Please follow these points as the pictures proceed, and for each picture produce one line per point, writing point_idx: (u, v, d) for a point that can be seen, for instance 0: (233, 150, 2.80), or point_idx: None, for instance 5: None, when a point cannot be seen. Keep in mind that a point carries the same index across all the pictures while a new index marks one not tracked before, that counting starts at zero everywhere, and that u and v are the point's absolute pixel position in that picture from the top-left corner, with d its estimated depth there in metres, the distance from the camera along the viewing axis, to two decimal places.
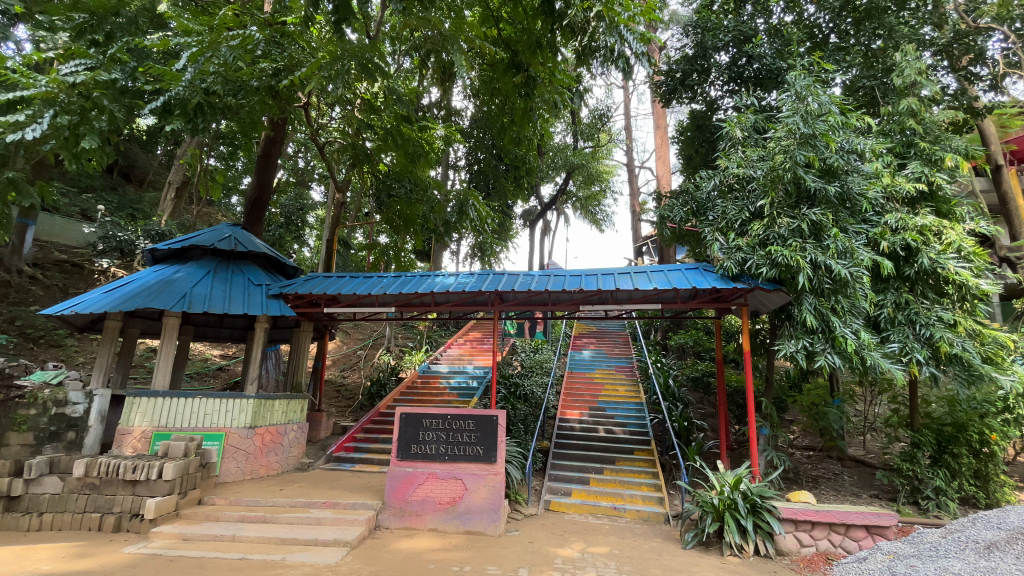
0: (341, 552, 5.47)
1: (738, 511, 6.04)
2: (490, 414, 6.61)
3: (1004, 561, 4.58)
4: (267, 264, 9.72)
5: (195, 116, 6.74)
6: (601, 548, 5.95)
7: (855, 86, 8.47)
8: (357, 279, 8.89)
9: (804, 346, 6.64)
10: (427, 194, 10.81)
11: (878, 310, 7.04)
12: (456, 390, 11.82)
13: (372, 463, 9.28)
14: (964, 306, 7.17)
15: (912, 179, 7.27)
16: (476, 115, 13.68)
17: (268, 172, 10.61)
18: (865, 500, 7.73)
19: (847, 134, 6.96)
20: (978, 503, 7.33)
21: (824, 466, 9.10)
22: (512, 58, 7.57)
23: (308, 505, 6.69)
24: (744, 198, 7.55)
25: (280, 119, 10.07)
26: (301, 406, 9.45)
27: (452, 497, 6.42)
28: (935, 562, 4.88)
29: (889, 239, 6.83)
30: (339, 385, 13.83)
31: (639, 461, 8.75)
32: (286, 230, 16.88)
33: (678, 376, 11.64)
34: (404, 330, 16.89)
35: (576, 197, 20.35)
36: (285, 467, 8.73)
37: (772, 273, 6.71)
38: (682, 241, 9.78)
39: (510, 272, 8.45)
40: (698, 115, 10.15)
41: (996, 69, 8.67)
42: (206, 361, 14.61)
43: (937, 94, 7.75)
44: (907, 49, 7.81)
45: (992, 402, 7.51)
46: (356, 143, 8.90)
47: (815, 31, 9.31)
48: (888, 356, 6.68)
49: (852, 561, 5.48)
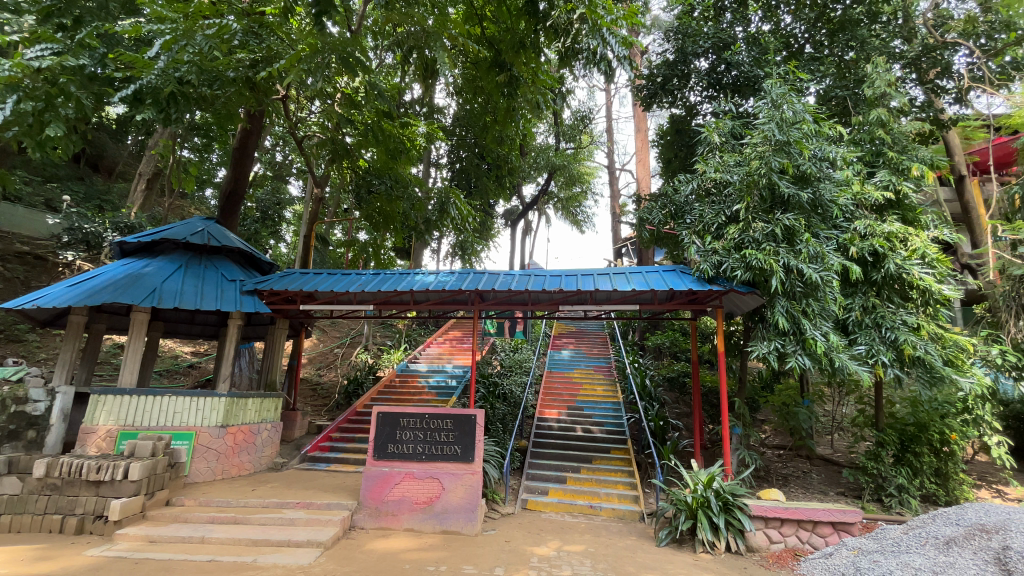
0: (315, 553, 5.39)
1: (711, 509, 6.16)
2: (470, 413, 6.60)
3: (961, 555, 4.85)
4: (242, 260, 9.49)
5: (168, 106, 6.58)
6: (577, 546, 6.00)
7: (828, 95, 8.72)
8: (335, 276, 8.71)
9: (776, 347, 6.81)
10: (408, 190, 10.71)
11: (847, 313, 7.27)
12: (435, 389, 11.74)
13: (349, 463, 9.15)
14: (928, 310, 7.40)
15: (881, 187, 7.48)
16: (458, 113, 13.63)
17: (245, 165, 10.39)
18: (832, 497, 7.96)
19: (819, 142, 7.18)
20: (937, 500, 7.60)
21: (793, 464, 9.32)
22: (496, 57, 7.59)
23: (281, 505, 6.57)
24: (721, 202, 7.69)
25: (257, 111, 9.85)
26: (276, 404, 9.24)
27: (429, 497, 6.38)
28: (897, 556, 5.12)
29: (859, 244, 7.04)
30: (314, 384, 13.63)
31: (616, 459, 8.85)
32: (262, 224, 16.62)
33: (655, 376, 11.76)
34: (383, 329, 16.77)
35: (557, 198, 20.43)
36: (258, 467, 8.54)
37: (747, 276, 6.86)
38: (661, 243, 9.92)
39: (490, 272, 8.42)
40: (677, 120, 10.35)
41: (961, 83, 8.96)
42: (177, 357, 14.28)
43: (905, 105, 8.00)
44: (877, 61, 8.07)
45: (951, 403, 7.79)
46: (335, 138, 8.76)
47: (791, 41, 9.68)
48: (855, 357, 6.89)
49: (819, 557, 5.70)
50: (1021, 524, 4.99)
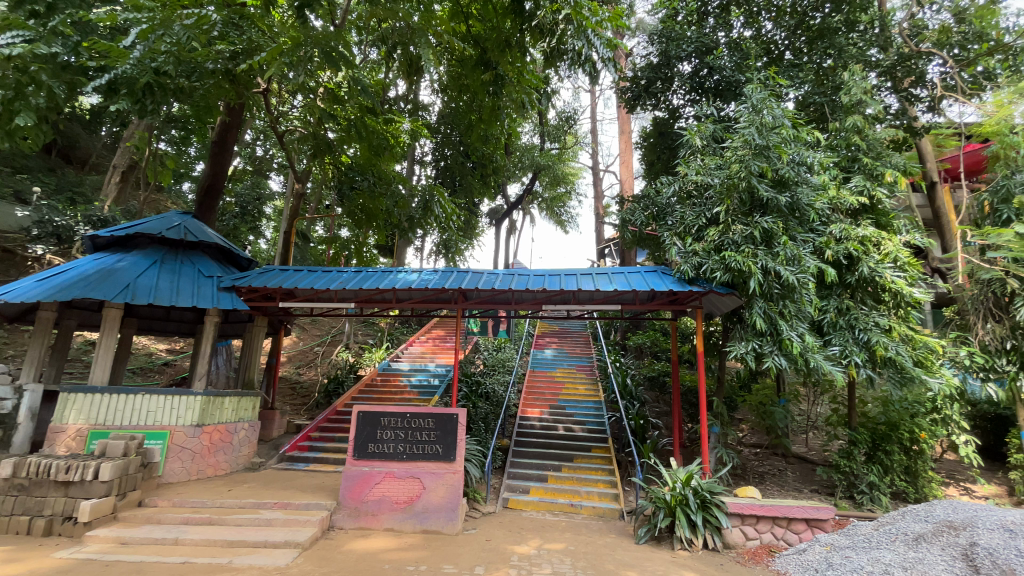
0: (292, 553, 5.32)
1: (689, 506, 6.25)
2: (451, 412, 6.58)
3: (929, 551, 5.01)
4: (220, 255, 9.29)
5: (144, 97, 6.49)
6: (557, 544, 6.03)
7: (807, 101, 8.94)
8: (316, 273, 8.60)
9: (753, 348, 6.94)
10: (391, 188, 10.60)
11: (822, 315, 7.43)
12: (417, 388, 11.66)
13: (328, 463, 9.05)
14: (899, 313, 7.59)
15: (856, 192, 7.66)
16: (443, 110, 13.56)
17: (224, 159, 10.18)
18: (806, 495, 8.14)
19: (797, 147, 7.31)
20: (907, 497, 7.80)
21: (770, 462, 9.50)
22: (482, 55, 7.63)
23: (258, 505, 6.46)
24: (702, 204, 7.80)
25: (237, 105, 9.63)
26: (254, 403, 9.09)
27: (409, 496, 6.34)
28: (868, 552, 5.29)
29: (834, 247, 7.21)
30: (294, 382, 13.43)
31: (597, 457, 8.92)
32: (241, 220, 16.33)
33: (636, 375, 11.87)
34: (364, 328, 16.61)
35: (541, 198, 20.48)
36: (234, 466, 8.39)
37: (726, 277, 6.97)
38: (643, 244, 10.04)
39: (474, 270, 8.41)
40: (660, 122, 10.46)
41: (934, 92, 9.21)
42: (151, 355, 13.94)
43: (880, 113, 8.20)
44: (854, 69, 8.26)
45: (921, 403, 8.01)
46: (318, 133, 8.63)
47: (772, 47, 9.89)
48: (830, 358, 7.05)
49: (793, 553, 5.86)
50: (987, 520, 5.18)
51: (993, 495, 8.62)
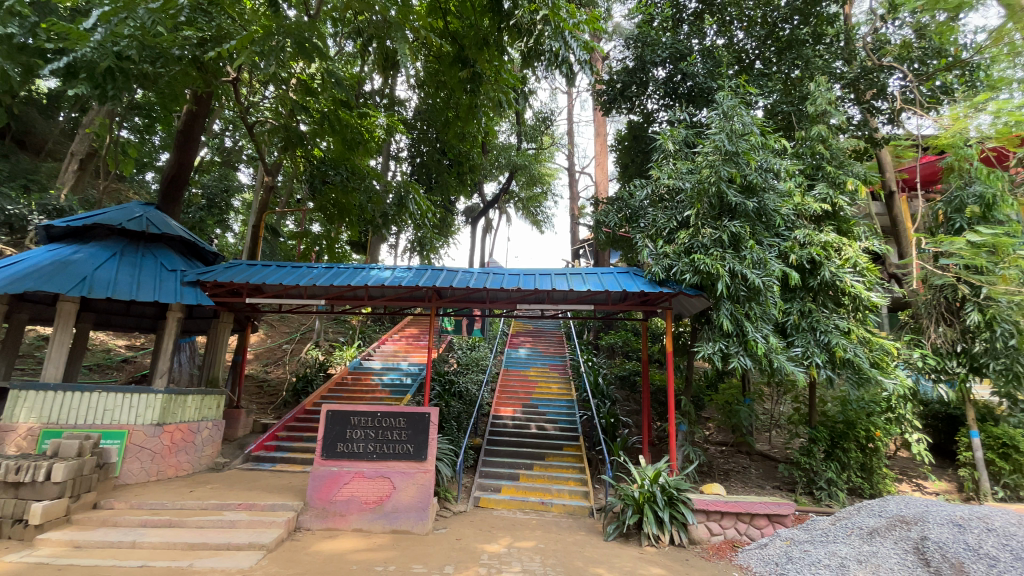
0: (257, 555, 5.19)
1: (657, 503, 6.38)
2: (423, 411, 6.54)
3: (883, 545, 5.25)
4: (184, 249, 8.96)
5: (105, 82, 6.13)
6: (527, 542, 6.06)
7: (774, 110, 9.23)
8: (285, 269, 8.40)
9: (720, 348, 7.12)
10: (365, 183, 10.40)
11: (786, 317, 7.67)
12: (388, 387, 11.53)
13: (295, 463, 8.88)
14: (857, 316, 7.88)
15: (819, 200, 7.93)
16: (419, 106, 13.43)
17: (189, 150, 9.82)
18: (769, 491, 8.40)
19: (765, 154, 7.54)
20: (863, 493, 8.11)
21: (735, 460, 9.75)
22: (459, 52, 7.58)
23: (221, 506, 6.29)
24: (673, 208, 7.97)
25: (204, 94, 9.26)
26: (218, 401, 8.82)
27: (379, 496, 6.27)
28: (825, 546, 5.51)
29: (798, 252, 7.45)
30: (261, 380, 13.12)
31: (568, 456, 9.01)
32: (207, 212, 15.86)
33: (607, 375, 12.03)
34: (335, 325, 16.33)
35: (518, 198, 20.54)
36: (196, 467, 8.14)
37: (695, 280, 7.14)
38: (616, 246, 10.17)
39: (449, 269, 8.38)
40: (635, 126, 10.62)
41: (894, 105, 9.59)
42: (109, 351, 13.37)
43: (843, 123, 8.51)
44: (819, 80, 8.55)
45: (877, 402, 8.36)
46: (289, 125, 8.41)
47: (743, 56, 10.17)
48: (792, 359, 7.28)
49: (755, 547, 6.05)
50: (935, 515, 5.44)
51: (943, 491, 9.04)
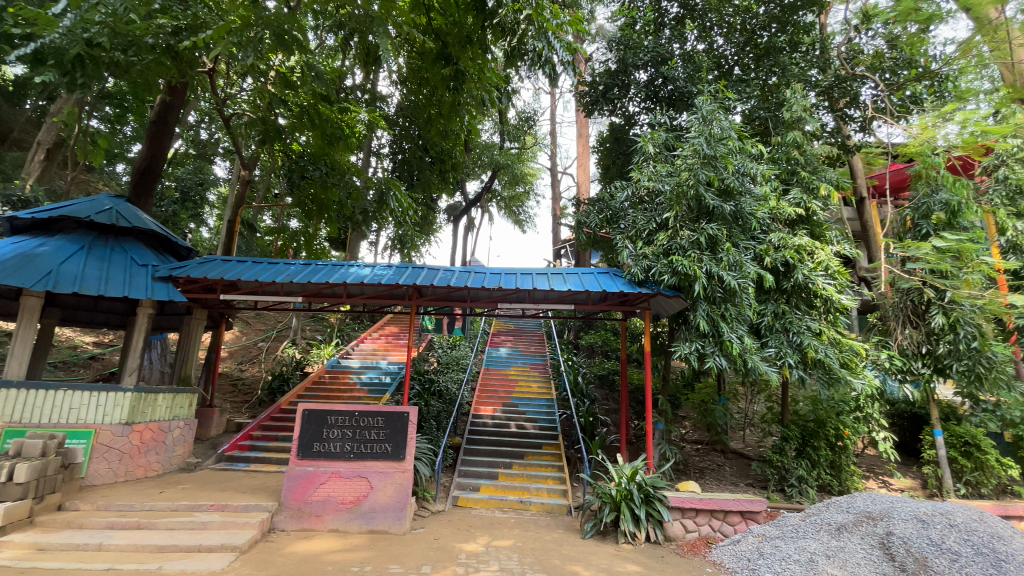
0: (229, 557, 5.09)
1: (633, 501, 6.46)
2: (402, 410, 6.51)
3: (850, 540, 5.42)
4: (156, 243, 8.71)
5: (74, 70, 5.90)
6: (505, 541, 6.07)
7: (752, 115, 9.43)
8: (261, 265, 8.24)
9: (696, 348, 7.24)
10: (344, 179, 10.25)
11: (760, 318, 7.85)
12: (366, 386, 11.41)
13: (270, 463, 8.73)
14: (829, 318, 8.07)
15: (793, 204, 8.12)
16: (402, 103, 13.32)
17: (163, 141, 9.55)
18: (742, 488, 8.59)
19: (742, 159, 7.69)
20: (832, 490, 8.34)
21: (710, 458, 9.93)
22: (443, 49, 7.52)
23: (192, 508, 6.14)
24: (652, 210, 8.07)
25: (178, 84, 8.99)
26: (190, 400, 8.61)
27: (355, 496, 6.21)
28: (795, 542, 5.67)
29: (772, 255, 7.62)
30: (235, 378, 12.85)
31: (547, 454, 9.06)
32: (181, 206, 15.51)
33: (586, 375, 12.13)
34: (313, 323, 16.10)
35: (500, 197, 20.54)
36: (167, 467, 7.94)
37: (673, 281, 7.26)
38: (597, 246, 10.25)
39: (430, 267, 8.33)
40: (616, 127, 10.72)
41: (866, 113, 9.86)
42: (76, 348, 12.92)
43: (817, 130, 8.73)
44: (796, 87, 8.76)
45: (846, 402, 8.61)
46: (267, 118, 8.23)
47: (722, 61, 10.37)
48: (766, 359, 7.45)
49: (728, 544, 6.19)
50: (900, 511, 5.64)
51: (908, 488, 9.32)
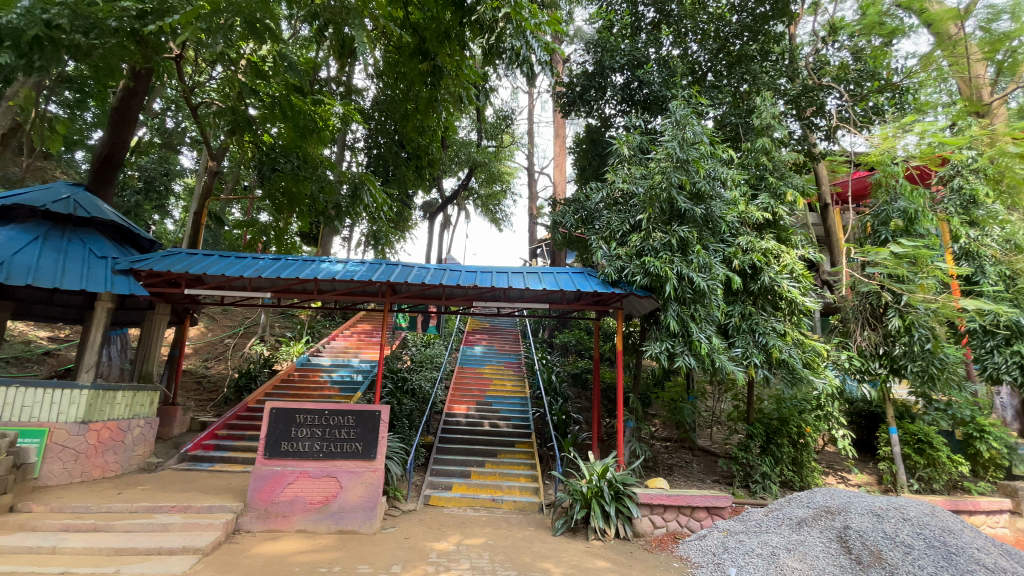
0: (191, 560, 4.94)
1: (604, 498, 6.55)
2: (374, 409, 6.44)
3: (810, 534, 5.64)
4: (117, 235, 8.34)
5: (31, 52, 5.61)
6: (476, 539, 6.08)
7: (724, 121, 9.71)
8: (228, 259, 8.00)
9: (667, 348, 7.38)
10: (317, 172, 10.05)
11: (728, 319, 8.06)
12: (337, 384, 11.23)
13: (236, 462, 8.51)
14: (793, 319, 8.32)
15: (761, 209, 8.36)
16: (378, 97, 13.13)
17: (126, 130, 9.19)
18: (708, 484, 8.81)
19: (713, 163, 7.87)
20: (793, 485, 8.63)
21: (678, 455, 10.14)
22: (420, 44, 7.45)
23: (153, 509, 5.93)
24: (626, 211, 8.19)
25: (143, 70, 8.66)
26: (151, 398, 8.30)
27: (324, 496, 6.11)
28: (758, 536, 5.86)
29: (740, 257, 7.83)
30: (200, 376, 12.45)
31: (519, 453, 9.10)
32: (144, 197, 15.17)
33: (560, 373, 12.25)
34: (283, 320, 15.71)
35: (477, 195, 20.47)
36: (125, 468, 7.65)
37: (645, 282, 7.40)
38: (572, 246, 10.34)
39: (404, 264, 8.25)
40: (592, 129, 10.85)
41: (831, 123, 10.23)
42: (28, 343, 12.30)
43: (785, 137, 9.00)
44: (765, 95, 9.01)
45: (808, 401, 8.90)
46: (237, 108, 7.98)
47: (696, 67, 10.60)
48: (733, 359, 7.65)
49: (695, 539, 6.35)
50: (856, 505, 5.88)
51: (864, 483, 9.72)
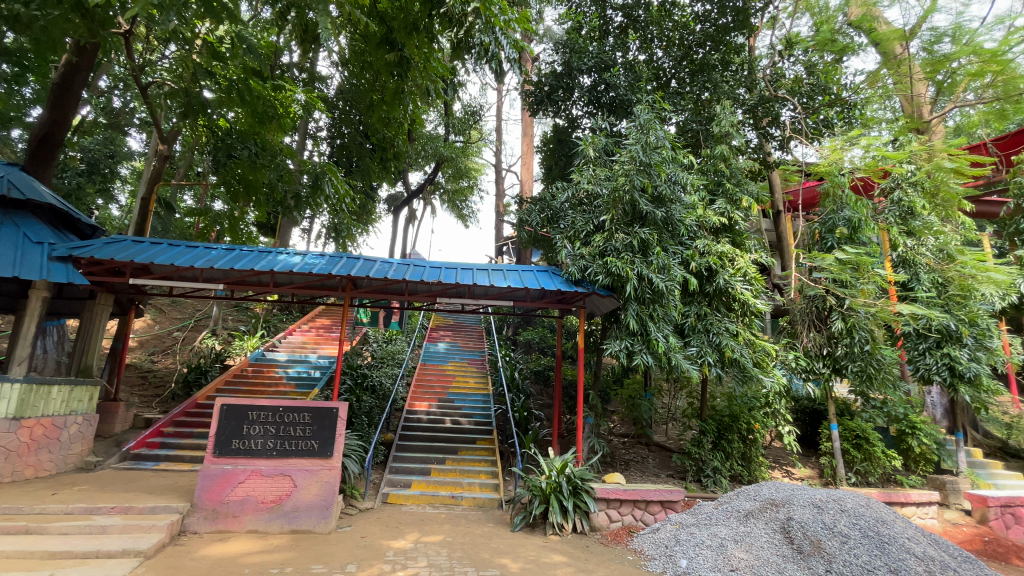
0: (132, 563, 4.72)
1: (562, 493, 6.66)
2: (331, 406, 6.31)
3: (756, 525, 5.91)
4: (54, 219, 7.82)
5: None
6: (434, 537, 6.07)
7: (685, 127, 10.03)
8: (178, 248, 7.63)
9: (626, 346, 7.55)
10: (276, 160, 9.71)
11: (685, 319, 8.33)
12: (294, 380, 10.91)
13: (183, 461, 8.16)
14: (744, 320, 8.60)
15: (718, 213, 8.67)
16: (343, 86, 12.81)
17: (68, 107, 8.61)
18: (663, 479, 9.10)
19: (674, 168, 8.10)
20: (742, 479, 9.01)
21: (635, 450, 10.40)
22: (387, 34, 7.30)
23: (90, 511, 5.61)
24: (591, 212, 8.33)
25: (88, 45, 8.11)
26: (90, 393, 7.84)
27: (277, 496, 5.95)
28: (708, 528, 6.10)
29: (697, 260, 8.10)
30: (145, 370, 11.84)
31: (480, 450, 9.13)
32: (86, 179, 14.31)
33: (523, 370, 12.37)
34: (237, 313, 15.13)
35: (443, 190, 20.29)
36: (60, 468, 7.20)
37: (607, 281, 7.55)
38: (537, 245, 10.41)
39: (365, 258, 8.10)
40: (559, 130, 10.96)
41: (784, 133, 10.70)
42: None
43: (742, 145, 9.34)
44: (724, 104, 9.35)
45: (757, 398, 9.31)
46: (190, 90, 7.60)
47: (660, 73, 10.87)
48: (688, 358, 7.91)
49: (649, 532, 6.54)
50: (799, 497, 6.20)
51: (807, 477, 10.24)
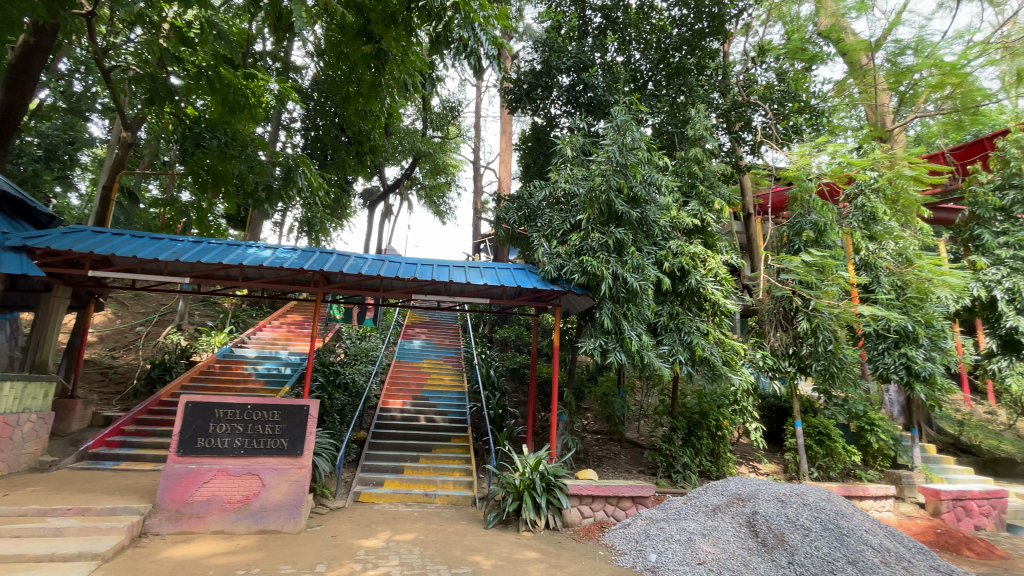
0: (89, 567, 4.54)
1: (535, 489, 6.70)
2: (302, 404, 6.18)
3: (723, 519, 6.07)
4: (7, 207, 7.44)
5: None
6: (406, 535, 6.03)
7: (661, 129, 10.21)
8: (142, 240, 7.34)
9: (600, 345, 7.63)
10: (247, 151, 9.45)
11: (657, 318, 8.47)
12: (263, 377, 10.66)
13: (145, 460, 7.89)
14: (715, 319, 8.82)
15: (691, 215, 8.84)
16: (318, 77, 12.56)
17: (25, 90, 8.19)
18: (635, 475, 9.25)
19: (649, 169, 8.23)
20: (711, 475, 9.24)
21: (607, 447, 10.53)
22: (364, 25, 7.15)
23: (45, 512, 5.37)
24: (567, 211, 8.41)
25: (47, 25, 7.71)
26: (45, 390, 7.50)
27: (244, 495, 5.81)
28: (677, 523, 6.24)
29: (671, 260, 8.24)
30: (106, 366, 11.39)
31: (455, 447, 9.10)
32: (43, 165, 13.65)
33: (499, 368, 12.38)
34: (204, 307, 14.68)
35: (420, 185, 20.10)
36: (12, 468, 6.86)
37: (582, 280, 7.64)
38: (514, 242, 10.41)
39: (339, 253, 7.96)
40: (538, 128, 10.99)
41: (756, 138, 10.98)
42: None
43: (715, 149, 9.55)
44: (699, 108, 9.55)
45: (726, 396, 9.55)
46: (156, 75, 7.30)
47: (637, 75, 11.00)
48: (660, 356, 8.06)
49: (620, 527, 6.65)
50: (764, 492, 6.39)
51: (772, 472, 10.55)
